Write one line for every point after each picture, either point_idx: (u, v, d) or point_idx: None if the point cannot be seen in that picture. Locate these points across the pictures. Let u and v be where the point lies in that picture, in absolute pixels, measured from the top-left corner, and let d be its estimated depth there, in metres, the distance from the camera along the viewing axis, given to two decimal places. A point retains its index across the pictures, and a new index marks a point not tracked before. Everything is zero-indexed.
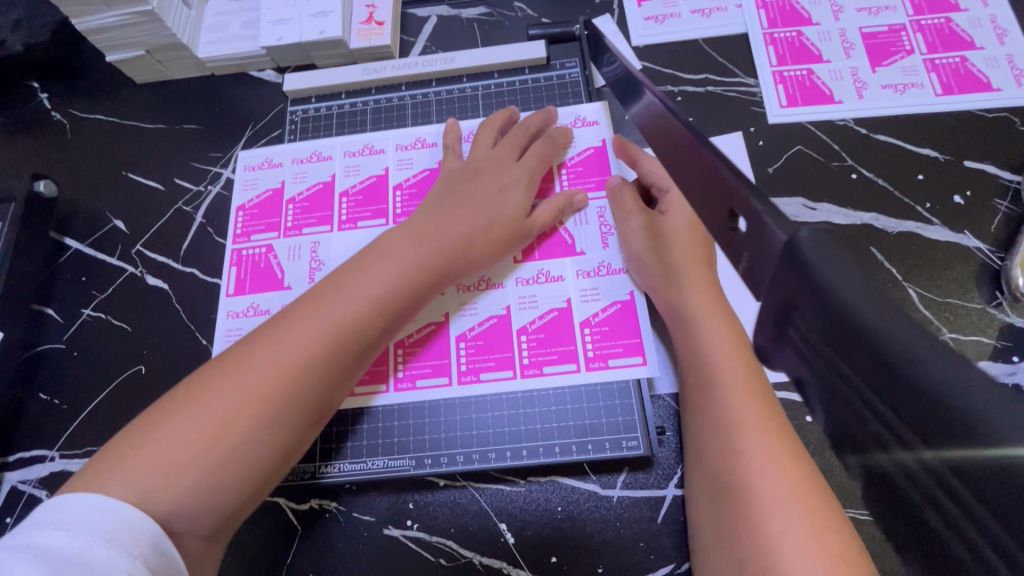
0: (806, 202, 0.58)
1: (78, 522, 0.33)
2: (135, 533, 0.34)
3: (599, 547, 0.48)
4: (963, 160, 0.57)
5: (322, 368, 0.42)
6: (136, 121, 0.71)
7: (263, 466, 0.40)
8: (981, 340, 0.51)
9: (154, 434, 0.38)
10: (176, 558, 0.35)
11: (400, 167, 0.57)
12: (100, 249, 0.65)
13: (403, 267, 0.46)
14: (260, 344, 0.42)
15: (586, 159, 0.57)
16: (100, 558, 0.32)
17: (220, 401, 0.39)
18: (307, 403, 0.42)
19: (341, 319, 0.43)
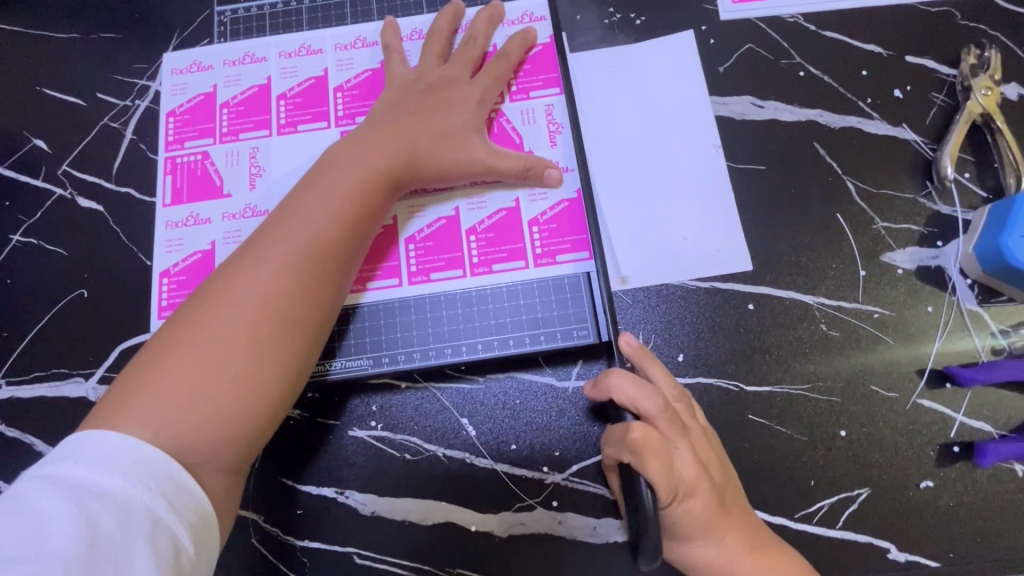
0: (754, 100, 0.58)
1: (93, 456, 0.34)
2: (154, 469, 0.35)
3: (555, 434, 0.51)
4: (904, 55, 0.58)
5: (303, 288, 0.42)
6: (45, 31, 0.64)
7: (265, 388, 0.40)
8: (910, 228, 0.54)
9: (158, 376, 0.38)
10: (199, 487, 0.37)
11: (340, 67, 0.55)
12: (22, 171, 0.60)
13: (357, 176, 0.46)
14: (234, 276, 0.41)
15: (535, 56, 0.55)
16: (119, 492, 0.33)
17: (211, 336, 0.39)
18: (298, 320, 0.42)
19: (310, 237, 0.43)
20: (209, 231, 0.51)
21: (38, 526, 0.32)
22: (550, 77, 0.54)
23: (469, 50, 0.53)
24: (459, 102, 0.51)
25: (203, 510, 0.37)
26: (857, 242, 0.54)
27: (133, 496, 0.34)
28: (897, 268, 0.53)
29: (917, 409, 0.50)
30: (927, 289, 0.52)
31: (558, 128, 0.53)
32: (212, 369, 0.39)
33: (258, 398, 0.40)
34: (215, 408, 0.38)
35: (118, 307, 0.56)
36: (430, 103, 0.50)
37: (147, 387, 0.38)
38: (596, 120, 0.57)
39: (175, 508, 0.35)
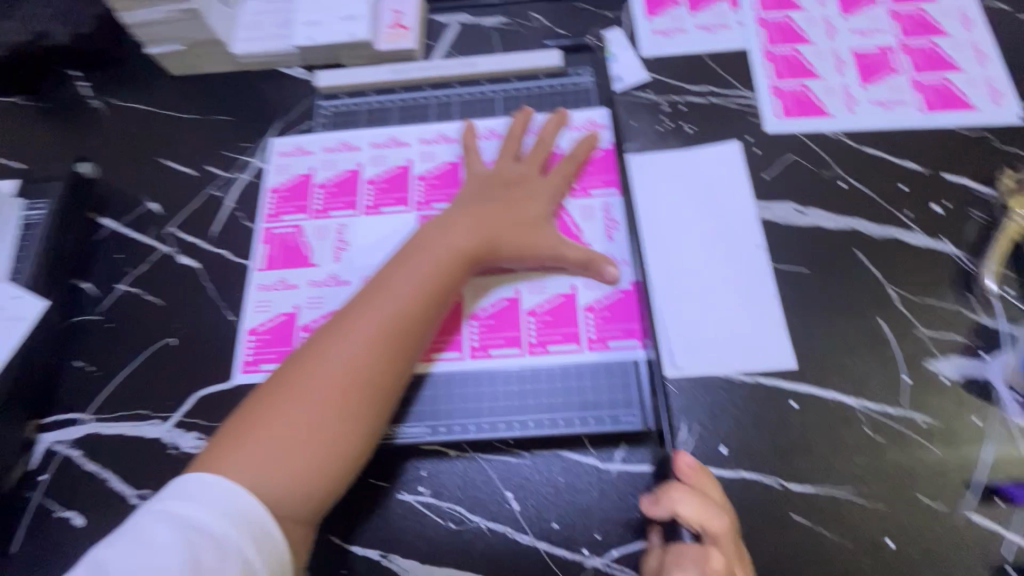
0: (797, 207, 0.62)
1: (203, 496, 0.39)
2: (250, 516, 0.39)
3: (597, 516, 0.52)
4: (943, 174, 0.62)
5: (386, 359, 0.47)
6: (170, 110, 0.75)
7: (345, 450, 0.45)
8: (954, 338, 0.55)
9: (257, 429, 0.43)
10: (282, 538, 0.40)
11: (423, 159, 0.62)
12: (135, 229, 0.69)
13: (439, 259, 0.51)
14: (328, 343, 0.47)
15: (599, 161, 0.61)
16: (221, 535, 0.38)
17: (304, 397, 0.44)
18: (377, 385, 0.46)
19: (395, 312, 0.48)
20: (296, 296, 0.57)
21: (158, 556, 0.36)
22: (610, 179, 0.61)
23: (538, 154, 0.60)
24: (527, 198, 0.57)
25: (283, 559, 0.40)
26: (901, 348, 0.55)
27: (232, 541, 0.38)
28: (941, 377, 0.54)
29: (967, 524, 0.49)
30: (973, 401, 0.53)
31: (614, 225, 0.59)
32: (304, 428, 0.43)
33: (336, 454, 0.44)
34: (300, 460, 0.43)
35: (200, 357, 0.62)
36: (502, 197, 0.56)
37: (246, 441, 0.43)
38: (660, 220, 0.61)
39: (262, 556, 0.38)
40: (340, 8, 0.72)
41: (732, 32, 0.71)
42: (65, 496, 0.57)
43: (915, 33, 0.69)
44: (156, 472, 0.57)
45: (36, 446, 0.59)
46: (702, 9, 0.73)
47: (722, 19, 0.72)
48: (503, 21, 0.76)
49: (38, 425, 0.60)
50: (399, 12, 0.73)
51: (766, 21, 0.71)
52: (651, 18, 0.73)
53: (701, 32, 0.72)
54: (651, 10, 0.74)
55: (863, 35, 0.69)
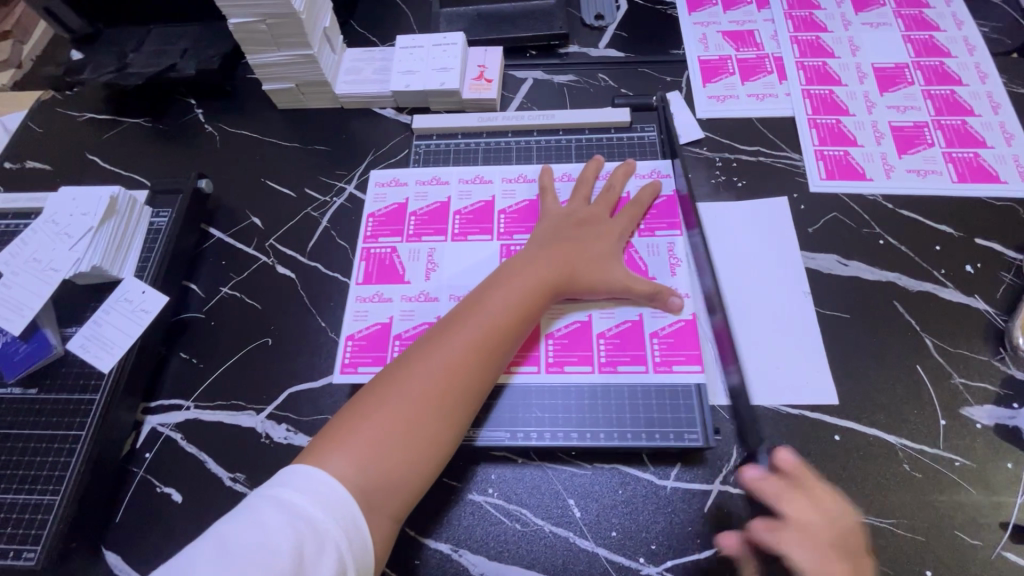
0: (839, 259, 0.69)
1: (306, 487, 0.44)
2: (344, 511, 0.44)
3: (653, 527, 0.56)
4: (973, 238, 0.69)
5: (480, 369, 0.54)
6: (276, 139, 0.85)
7: (439, 448, 0.51)
8: (987, 387, 0.60)
9: (366, 419, 0.49)
10: (368, 534, 0.44)
11: (505, 195, 0.70)
12: (239, 240, 0.77)
13: (527, 285, 0.58)
14: (431, 350, 0.53)
15: (662, 205, 0.69)
16: (320, 525, 0.42)
17: (409, 396, 0.50)
18: (470, 392, 0.53)
19: (489, 329, 0.55)
20: (390, 308, 0.64)
21: (264, 537, 0.40)
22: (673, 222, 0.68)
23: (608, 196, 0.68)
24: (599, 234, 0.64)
25: (366, 555, 0.44)
26: (938, 393, 0.60)
27: (329, 531, 0.42)
28: (976, 422, 0.59)
29: (1002, 561, 0.53)
30: (1006, 446, 0.57)
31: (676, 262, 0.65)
32: (408, 422, 0.49)
33: (432, 450, 0.50)
34: (401, 449, 0.49)
35: (293, 357, 0.69)
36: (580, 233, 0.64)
37: (358, 429, 0.48)
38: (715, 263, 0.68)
39: (352, 550, 0.43)
40: (432, 61, 0.83)
41: (780, 101, 0.80)
42: (166, 473, 0.63)
43: (947, 112, 0.77)
44: (248, 457, 0.63)
45: (142, 426, 0.65)
46: (753, 79, 0.82)
47: (770, 89, 0.81)
48: (574, 79, 0.86)
49: (145, 408, 0.66)
50: (483, 67, 0.84)
51: (811, 93, 0.80)
52: (706, 84, 0.82)
53: (752, 99, 0.81)
54: (707, 78, 0.83)
55: (900, 110, 0.77)
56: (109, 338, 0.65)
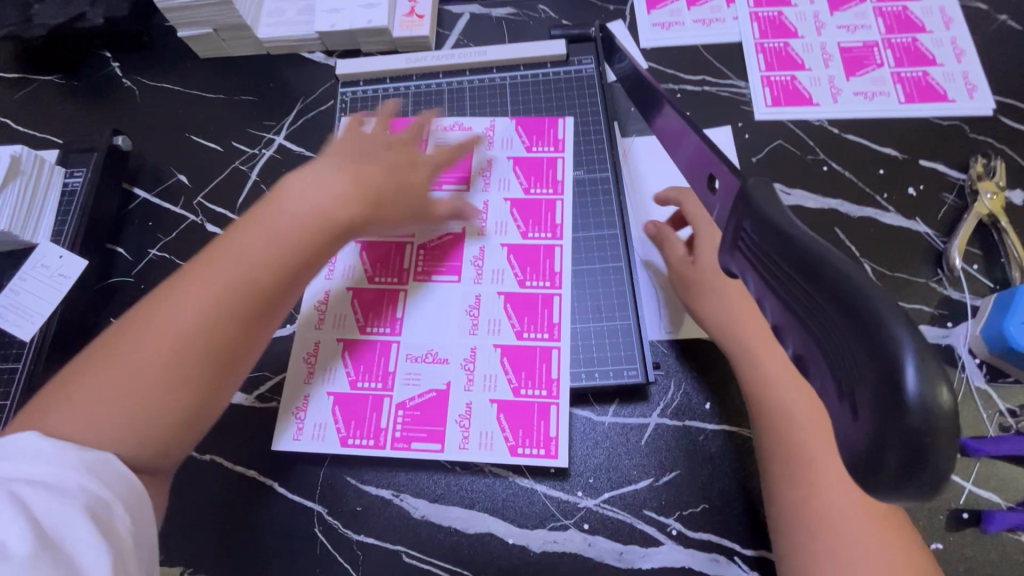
0: (782, 188, 0.67)
1: (13, 452, 0.38)
2: (88, 457, 0.40)
3: (591, 461, 0.57)
4: (918, 159, 0.67)
5: (233, 317, 0.47)
6: (199, 90, 0.80)
7: (180, 405, 0.45)
8: (922, 308, 0.60)
9: (116, 361, 0.44)
10: (123, 467, 0.41)
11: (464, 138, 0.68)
12: (165, 200, 0.74)
13: (291, 223, 0.51)
14: (164, 295, 0.47)
15: (531, 157, 0.67)
16: (52, 475, 0.38)
17: (142, 344, 0.45)
18: (217, 342, 0.46)
19: (236, 272, 0.48)
20: (423, 330, 0.61)
21: None
22: (557, 140, 0.67)
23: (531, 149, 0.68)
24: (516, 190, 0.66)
25: (131, 484, 0.41)
26: None
27: (66, 480, 0.38)
28: None
29: None
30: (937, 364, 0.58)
31: (562, 179, 0.66)
32: (141, 374, 0.44)
33: (173, 405, 0.44)
34: (134, 404, 0.43)
35: None
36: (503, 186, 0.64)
37: (92, 378, 0.44)
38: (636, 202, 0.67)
39: (107, 487, 0.39)
40: None
41: (727, 26, 0.76)
42: None
43: (898, 30, 0.73)
44: None
45: None
46: (699, 4, 0.78)
47: (718, 14, 0.77)
48: (513, 12, 0.81)
49: None
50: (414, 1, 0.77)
51: (759, 16, 0.76)
52: (651, 11, 0.78)
53: (697, 26, 0.77)
54: (652, 5, 0.78)
55: (849, 30, 0.74)
56: (29, 306, 0.63)
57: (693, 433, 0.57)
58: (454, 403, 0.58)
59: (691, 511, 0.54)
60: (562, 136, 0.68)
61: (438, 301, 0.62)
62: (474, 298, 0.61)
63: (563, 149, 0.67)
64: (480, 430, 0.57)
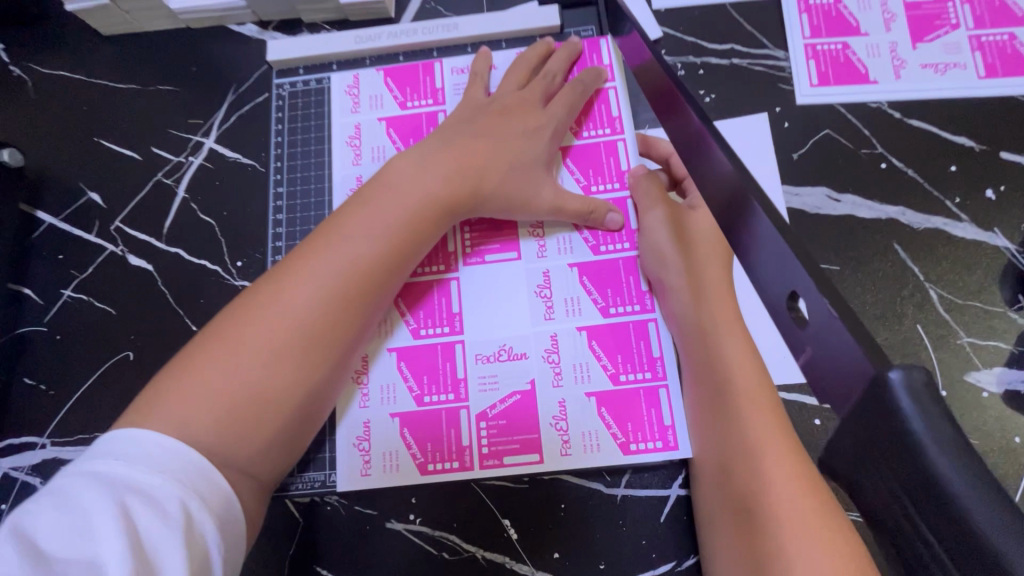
0: (830, 193, 0.54)
1: (136, 457, 0.35)
2: (190, 470, 0.35)
3: (602, 543, 0.48)
4: (998, 151, 0.54)
5: (348, 305, 0.43)
6: (105, 80, 0.65)
7: (292, 404, 0.41)
8: (998, 346, 0.50)
9: (179, 400, 0.38)
10: (227, 483, 0.37)
11: (456, 90, 0.59)
12: (77, 225, 0.61)
13: (417, 189, 0.45)
14: (279, 282, 0.42)
15: (583, 146, 0.51)
16: (158, 491, 0.34)
17: (256, 343, 0.40)
18: (333, 333, 0.43)
19: (365, 248, 0.44)
20: (489, 323, 0.48)
21: (78, 521, 0.32)
22: (611, 118, 0.52)
23: (531, 124, 0.49)
24: (512, 176, 0.47)
25: (231, 505, 0.37)
26: (939, 359, 0.50)
27: (168, 496, 0.34)
28: (982, 390, 0.49)
29: None
30: (1015, 416, 0.48)
31: (628, 168, 0.51)
32: (249, 378, 0.39)
33: (279, 406, 0.41)
34: (235, 410, 0.39)
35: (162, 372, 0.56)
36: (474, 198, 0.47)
37: (178, 389, 0.38)
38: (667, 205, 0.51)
39: (206, 504, 0.35)
40: None
41: None
42: None
43: None
44: None
45: None
46: None
47: None
48: None
49: None
50: None
51: None
52: None
53: None
54: None
55: None
56: None
57: None
58: (544, 404, 0.46)
59: None
60: (617, 112, 0.52)
61: (497, 285, 0.49)
62: (542, 275, 0.49)
63: (622, 129, 0.52)
64: (580, 431, 0.45)
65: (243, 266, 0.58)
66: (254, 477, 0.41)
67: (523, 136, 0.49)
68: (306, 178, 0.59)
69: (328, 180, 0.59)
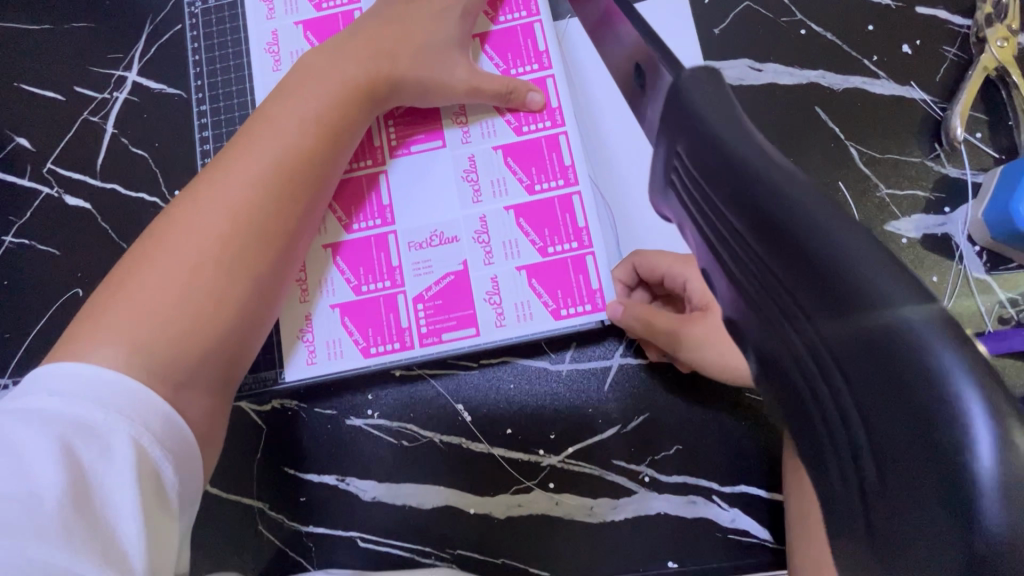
0: (752, 63, 0.55)
1: (70, 389, 0.31)
2: (134, 400, 0.32)
3: (550, 416, 0.51)
4: (914, 7, 0.54)
5: (279, 206, 0.42)
6: (16, 22, 0.63)
7: (242, 307, 0.40)
8: (916, 194, 0.52)
9: (111, 316, 0.35)
10: (180, 419, 0.34)
11: None
12: (8, 171, 0.60)
13: (331, 88, 0.45)
14: (202, 192, 0.40)
15: (500, 31, 0.51)
16: (101, 426, 0.31)
17: (184, 250, 0.38)
18: (270, 233, 0.41)
19: (284, 145, 0.43)
20: (420, 211, 0.49)
21: (10, 464, 0.29)
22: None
23: (445, 10, 0.49)
24: (431, 63, 0.47)
25: (187, 439, 0.34)
26: (860, 212, 0.52)
27: (113, 432, 0.31)
28: (902, 238, 0.51)
29: None
30: (932, 258, 0.50)
31: (546, 49, 0.51)
32: (185, 284, 0.37)
33: (228, 309, 0.39)
34: (180, 318, 0.36)
35: None
36: (395, 94, 0.48)
37: (110, 308, 0.36)
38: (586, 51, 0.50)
39: (158, 439, 0.32)
40: None
41: None
42: None
43: None
44: None
45: None
46: None
47: None
48: None
49: None
50: None
51: None
52: None
53: None
54: None
55: None
56: None
57: (659, 371, 0.50)
58: (476, 280, 0.48)
59: (663, 456, 0.49)
60: None
61: (423, 174, 0.50)
62: (467, 160, 0.49)
63: (538, 10, 0.51)
64: (512, 302, 0.47)
65: None
66: (210, 390, 0.38)
67: (436, 25, 0.48)
68: (229, 95, 0.59)
69: (250, 94, 0.59)
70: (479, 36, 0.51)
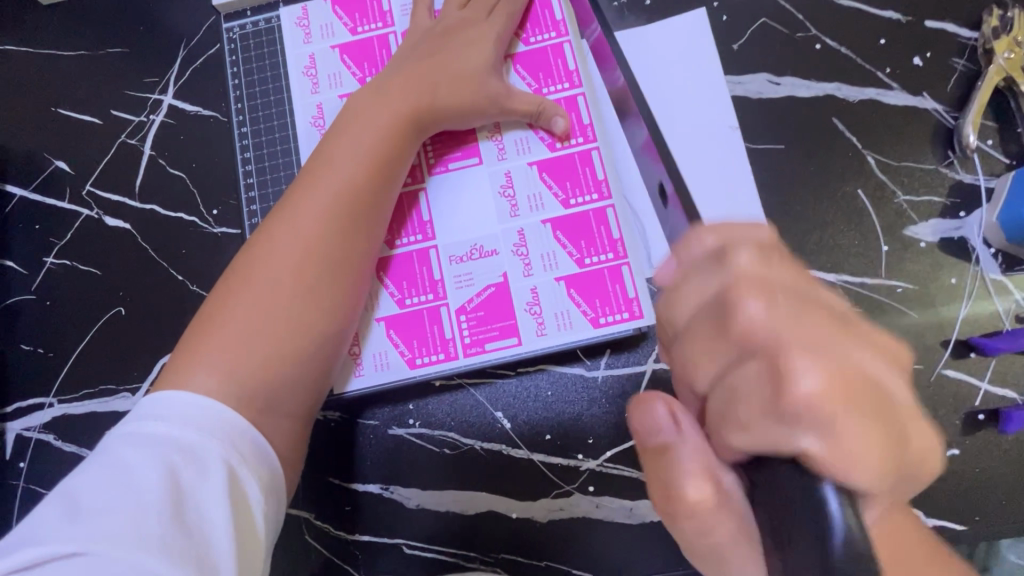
0: (771, 77, 0.57)
1: (171, 416, 0.35)
2: (225, 425, 0.36)
3: (588, 422, 0.52)
4: (923, 21, 0.57)
5: (343, 240, 0.44)
6: (51, 49, 0.64)
7: (318, 337, 0.42)
8: (932, 200, 0.54)
9: (205, 351, 0.39)
10: (264, 440, 0.37)
11: (403, 13, 0.60)
12: (47, 194, 0.61)
13: (383, 121, 0.47)
14: (274, 231, 0.43)
15: (531, 51, 0.53)
16: (198, 448, 0.34)
17: (265, 288, 0.41)
18: (338, 266, 0.43)
19: (344, 180, 0.44)
20: (459, 226, 0.51)
21: (127, 481, 0.33)
22: (556, 22, 0.54)
23: (480, 37, 0.51)
24: (469, 86, 0.49)
25: (271, 462, 0.38)
26: (879, 218, 0.54)
27: (208, 453, 0.35)
28: (920, 242, 0.53)
29: (940, 379, 0.51)
30: (951, 261, 0.53)
31: (576, 68, 0.53)
32: (269, 321, 0.40)
33: (306, 340, 0.41)
34: (265, 351, 0.39)
35: (156, 323, 0.58)
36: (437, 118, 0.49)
37: (204, 346, 0.39)
38: (647, 76, 0.58)
39: (246, 461, 0.36)
40: None
41: None
42: (51, 479, 0.56)
43: None
44: None
45: (5, 435, 0.56)
46: None
47: None
48: None
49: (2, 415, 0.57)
50: None
51: None
52: None
53: None
54: None
55: None
56: None
57: None
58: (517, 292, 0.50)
59: None
60: (560, 14, 0.54)
61: (461, 190, 0.52)
62: (504, 176, 0.51)
63: (567, 31, 0.54)
64: (553, 312, 0.50)
65: (219, 214, 0.60)
66: (290, 413, 0.41)
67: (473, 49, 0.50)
68: (268, 116, 0.60)
69: (289, 114, 0.60)
70: (511, 56, 0.53)
